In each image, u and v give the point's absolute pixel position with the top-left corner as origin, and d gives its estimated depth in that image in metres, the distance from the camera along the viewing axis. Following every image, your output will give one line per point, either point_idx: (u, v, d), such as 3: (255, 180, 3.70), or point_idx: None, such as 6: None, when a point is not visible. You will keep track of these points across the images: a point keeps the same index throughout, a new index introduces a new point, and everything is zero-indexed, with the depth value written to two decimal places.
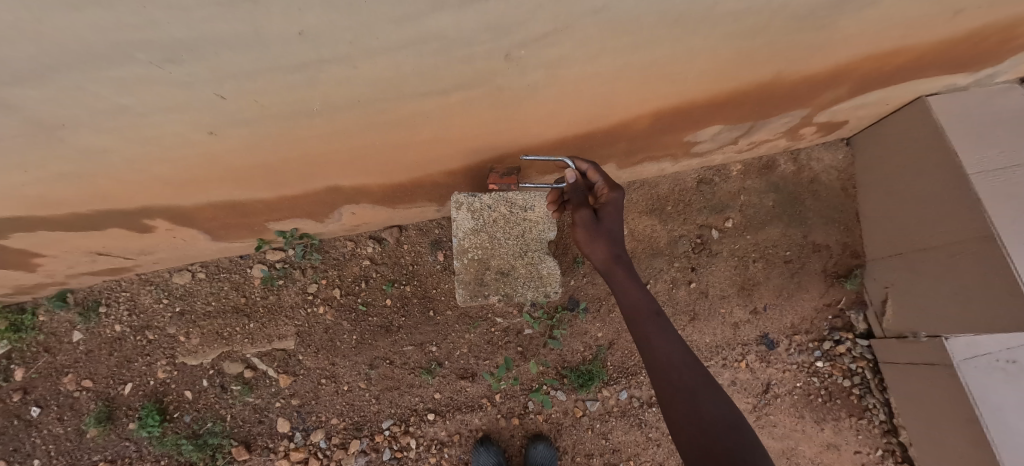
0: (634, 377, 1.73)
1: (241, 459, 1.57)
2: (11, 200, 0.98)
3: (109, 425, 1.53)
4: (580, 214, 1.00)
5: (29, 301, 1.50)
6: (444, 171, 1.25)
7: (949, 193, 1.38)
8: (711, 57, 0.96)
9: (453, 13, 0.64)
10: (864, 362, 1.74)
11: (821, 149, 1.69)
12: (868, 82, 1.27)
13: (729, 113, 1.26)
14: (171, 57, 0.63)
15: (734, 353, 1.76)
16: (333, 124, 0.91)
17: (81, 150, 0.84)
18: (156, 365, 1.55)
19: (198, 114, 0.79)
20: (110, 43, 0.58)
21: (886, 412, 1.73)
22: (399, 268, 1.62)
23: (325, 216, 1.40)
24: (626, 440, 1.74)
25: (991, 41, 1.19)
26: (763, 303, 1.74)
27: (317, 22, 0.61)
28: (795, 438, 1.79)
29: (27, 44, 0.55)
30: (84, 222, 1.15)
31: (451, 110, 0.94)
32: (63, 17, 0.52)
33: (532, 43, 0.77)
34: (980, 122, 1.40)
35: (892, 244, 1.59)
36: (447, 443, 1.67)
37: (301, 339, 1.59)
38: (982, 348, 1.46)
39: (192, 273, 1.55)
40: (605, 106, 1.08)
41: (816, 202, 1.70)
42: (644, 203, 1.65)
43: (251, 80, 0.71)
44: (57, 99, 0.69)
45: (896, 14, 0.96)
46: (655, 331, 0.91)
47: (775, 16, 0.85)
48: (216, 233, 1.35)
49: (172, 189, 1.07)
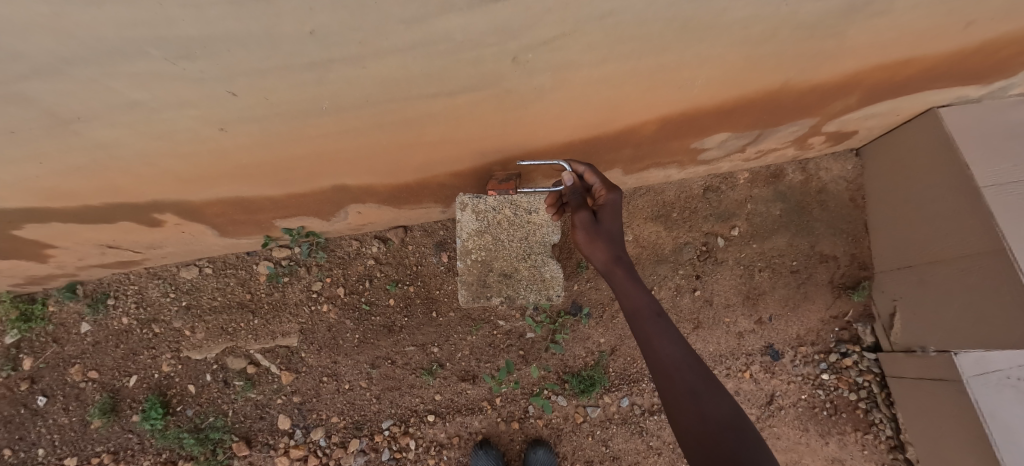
0: (636, 384, 1.72)
1: (241, 454, 1.58)
2: (24, 191, 1.00)
3: (112, 418, 1.54)
4: (579, 216, 1.00)
5: (40, 292, 1.53)
6: (450, 172, 1.26)
7: (960, 206, 1.37)
8: (720, 63, 0.96)
9: (463, 14, 0.65)
10: (870, 376, 1.72)
11: (831, 159, 1.67)
12: (879, 92, 1.26)
13: (737, 120, 1.26)
14: (185, 54, 0.64)
15: (737, 363, 1.75)
16: (343, 123, 0.92)
17: (94, 143, 0.86)
18: (161, 359, 1.57)
19: (209, 111, 0.80)
20: (126, 39, 0.59)
21: (892, 427, 1.70)
22: (403, 268, 1.63)
23: (331, 215, 1.41)
24: (626, 448, 1.73)
25: (1006, 52, 1.17)
26: (768, 313, 1.73)
27: (329, 22, 0.62)
28: (799, 451, 1.77)
29: (46, 36, 0.57)
30: (96, 215, 1.17)
31: (458, 111, 0.95)
32: (81, 10, 0.53)
33: (538, 47, 0.78)
34: (991, 134, 1.38)
35: (901, 257, 1.57)
36: (446, 445, 1.66)
37: (304, 337, 1.60)
38: (993, 365, 1.42)
39: (199, 268, 1.57)
40: (611, 111, 1.09)
41: (826, 213, 1.68)
42: (650, 209, 1.64)
43: (262, 78, 0.73)
44: (73, 92, 0.70)
45: (907, 25, 0.96)
46: (658, 332, 0.90)
47: (783, 24, 0.85)
48: (225, 229, 1.37)
49: (181, 184, 1.08)
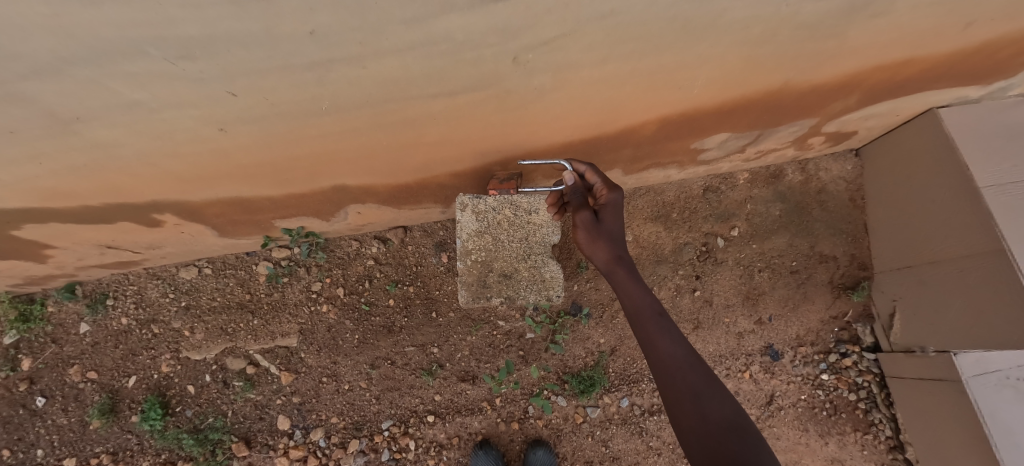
0: (636, 384, 1.72)
1: (240, 455, 1.58)
2: (23, 191, 1.00)
3: (112, 418, 1.54)
4: (580, 216, 1.00)
5: (39, 292, 1.53)
6: (450, 173, 1.26)
7: (960, 206, 1.37)
8: (720, 63, 0.96)
9: (463, 14, 0.65)
10: (870, 376, 1.72)
11: (831, 159, 1.67)
12: (878, 92, 1.26)
13: (737, 120, 1.26)
14: (186, 54, 0.64)
15: (737, 363, 1.75)
16: (343, 123, 0.92)
17: (94, 143, 0.85)
18: (160, 359, 1.57)
19: (209, 111, 0.80)
20: (125, 38, 0.59)
21: (892, 427, 1.70)
22: (403, 269, 1.62)
23: (331, 215, 1.41)
24: (626, 448, 1.73)
25: (1005, 52, 1.17)
26: (768, 313, 1.73)
27: (329, 22, 0.62)
28: (799, 452, 1.77)
29: (46, 36, 0.57)
30: (95, 215, 1.17)
31: (458, 111, 0.95)
32: (81, 10, 0.53)
33: (539, 47, 0.78)
34: (990, 135, 1.38)
35: (901, 257, 1.57)
36: (446, 446, 1.66)
37: (303, 337, 1.60)
38: (992, 365, 1.42)
39: (199, 268, 1.57)
40: (611, 111, 1.08)
41: (825, 213, 1.68)
42: (650, 209, 1.64)
43: (262, 78, 0.72)
44: (72, 92, 0.70)
45: (907, 25, 0.96)
46: (659, 332, 0.90)
47: (783, 24, 0.85)
48: (224, 229, 1.37)
49: (181, 184, 1.08)
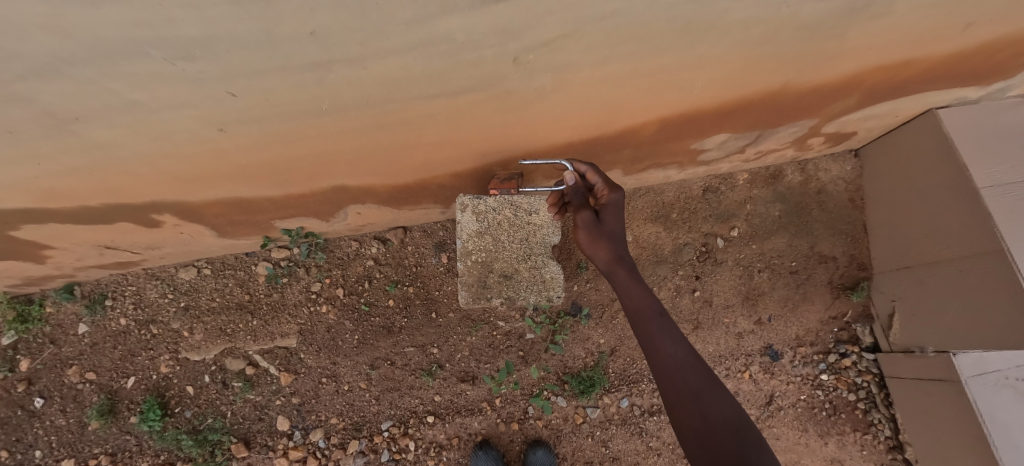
0: (636, 384, 1.72)
1: (240, 456, 1.57)
2: (21, 191, 1.00)
3: (110, 418, 1.53)
4: (580, 216, 1.00)
5: (37, 292, 1.53)
6: (450, 173, 1.25)
7: (959, 206, 1.37)
8: (720, 64, 0.96)
9: (464, 14, 0.65)
10: (870, 376, 1.72)
11: (830, 160, 1.68)
12: (878, 93, 1.26)
13: (737, 120, 1.26)
14: (186, 54, 0.64)
15: (737, 363, 1.75)
16: (343, 124, 0.91)
17: (93, 143, 0.85)
18: (159, 360, 1.56)
19: (208, 111, 0.80)
20: (124, 38, 0.59)
21: (891, 427, 1.71)
22: (402, 269, 1.62)
23: (330, 216, 1.41)
24: (626, 449, 1.73)
25: (1004, 53, 1.18)
26: (768, 314, 1.73)
27: (329, 23, 0.62)
28: (798, 452, 1.77)
29: (44, 36, 0.57)
30: (94, 215, 1.16)
31: (459, 112, 0.95)
32: (80, 10, 0.53)
33: (539, 47, 0.78)
34: (989, 136, 1.39)
35: (901, 257, 1.57)
36: (446, 447, 1.66)
37: (303, 338, 1.60)
38: (992, 365, 1.42)
39: (198, 268, 1.57)
40: (611, 112, 1.08)
41: (824, 214, 1.68)
42: (649, 210, 1.64)
43: (262, 78, 0.72)
44: (71, 92, 0.70)
45: (906, 26, 0.96)
46: (660, 332, 0.90)
47: (783, 25, 0.85)
48: (224, 229, 1.37)
49: (180, 184, 1.08)
